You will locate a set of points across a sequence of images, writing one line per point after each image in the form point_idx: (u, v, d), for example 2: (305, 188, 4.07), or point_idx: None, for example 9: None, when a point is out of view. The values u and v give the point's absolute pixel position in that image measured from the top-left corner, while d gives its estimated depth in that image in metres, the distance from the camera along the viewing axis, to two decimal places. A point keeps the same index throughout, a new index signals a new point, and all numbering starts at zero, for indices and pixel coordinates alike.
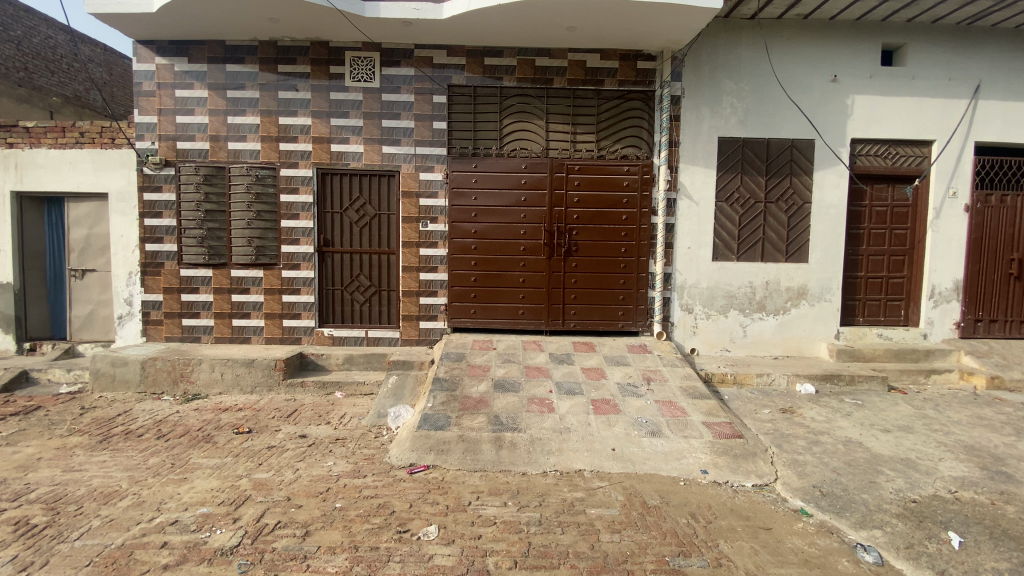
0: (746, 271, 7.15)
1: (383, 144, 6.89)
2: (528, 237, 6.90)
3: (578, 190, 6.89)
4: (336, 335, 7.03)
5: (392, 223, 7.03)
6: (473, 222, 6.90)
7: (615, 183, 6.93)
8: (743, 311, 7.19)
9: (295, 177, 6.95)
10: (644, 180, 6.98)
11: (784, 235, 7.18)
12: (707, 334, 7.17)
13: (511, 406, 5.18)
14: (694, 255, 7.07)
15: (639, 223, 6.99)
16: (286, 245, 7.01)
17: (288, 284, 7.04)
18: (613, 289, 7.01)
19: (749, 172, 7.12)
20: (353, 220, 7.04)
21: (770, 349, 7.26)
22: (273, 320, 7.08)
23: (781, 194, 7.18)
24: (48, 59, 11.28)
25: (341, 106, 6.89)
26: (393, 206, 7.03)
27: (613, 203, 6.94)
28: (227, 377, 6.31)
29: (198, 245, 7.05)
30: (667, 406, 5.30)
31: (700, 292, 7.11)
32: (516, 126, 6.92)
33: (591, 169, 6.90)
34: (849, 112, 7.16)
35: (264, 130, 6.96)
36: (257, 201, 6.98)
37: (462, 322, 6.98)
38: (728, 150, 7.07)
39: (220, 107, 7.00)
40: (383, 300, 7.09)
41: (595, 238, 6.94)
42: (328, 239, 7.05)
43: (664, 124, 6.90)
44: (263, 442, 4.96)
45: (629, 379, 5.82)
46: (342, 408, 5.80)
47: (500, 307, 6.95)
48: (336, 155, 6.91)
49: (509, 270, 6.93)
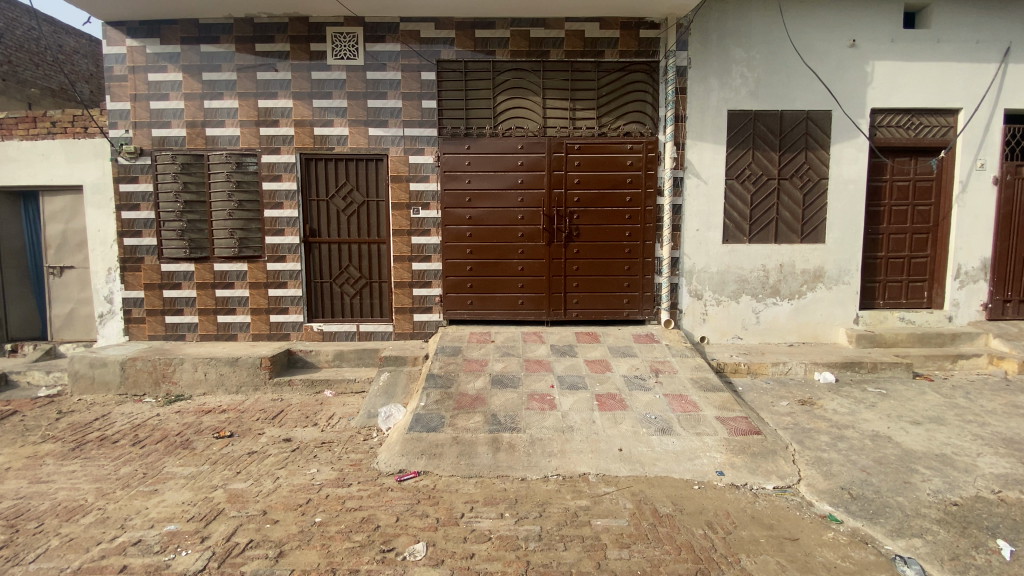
0: (759, 254, 6.72)
1: (369, 127, 6.47)
2: (526, 223, 6.48)
3: (579, 172, 6.43)
4: (326, 329, 6.68)
5: (382, 211, 6.63)
6: (468, 208, 6.49)
7: (618, 163, 6.45)
8: (756, 296, 6.77)
9: (277, 163, 6.56)
10: (649, 158, 6.48)
11: (799, 215, 6.75)
12: (718, 322, 6.76)
13: (509, 404, 4.82)
14: (703, 238, 6.64)
15: (644, 204, 6.52)
16: (270, 236, 6.63)
17: (274, 277, 6.68)
18: (617, 276, 6.58)
19: (761, 147, 6.67)
20: (340, 208, 6.63)
21: (784, 335, 6.85)
22: (259, 316, 6.74)
23: (795, 170, 6.72)
24: (31, 52, 10.89)
25: (323, 86, 6.47)
26: (382, 192, 6.62)
27: (616, 184, 6.46)
28: (211, 377, 5.96)
29: (178, 239, 6.69)
30: (677, 400, 4.93)
31: (709, 277, 6.69)
32: (510, 103, 6.46)
33: (591, 148, 6.42)
34: (868, 81, 6.68)
35: (244, 115, 6.56)
36: (238, 189, 6.60)
37: (458, 314, 6.60)
38: (738, 124, 6.62)
39: (196, 91, 6.59)
40: (374, 292, 6.71)
41: (597, 222, 6.49)
42: (315, 229, 6.67)
43: (670, 97, 6.43)
44: (244, 447, 4.62)
45: (635, 371, 5.44)
46: (330, 409, 5.46)
47: (497, 298, 6.56)
48: (320, 139, 6.50)
49: (507, 259, 6.53)
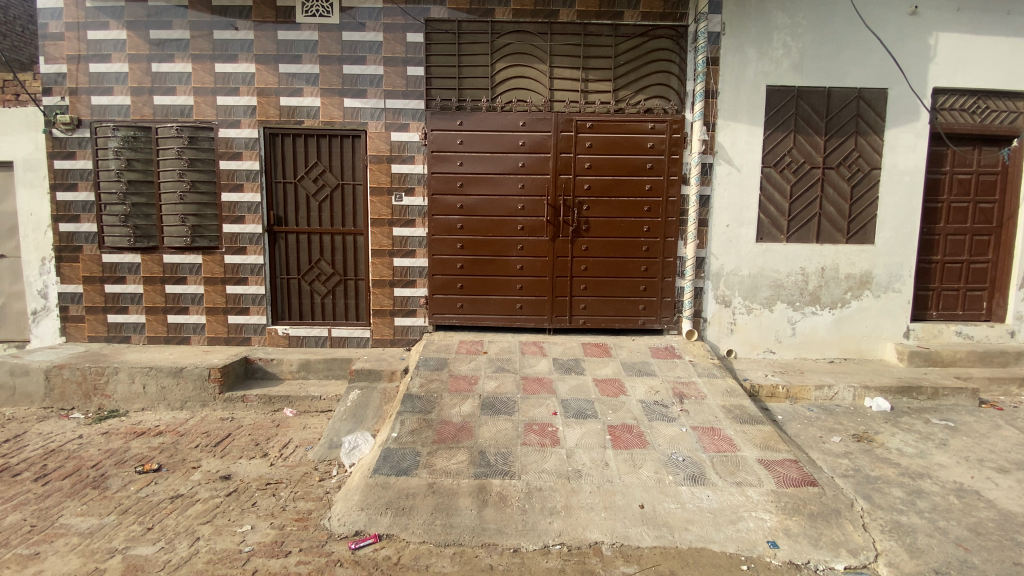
0: (797, 255, 5.78)
1: (344, 97, 5.49)
2: (526, 214, 5.52)
3: (590, 154, 5.46)
4: (293, 334, 5.76)
5: (358, 196, 5.66)
6: (459, 194, 5.53)
7: (637, 145, 5.48)
8: (793, 304, 5.83)
9: (236, 139, 5.60)
10: (673, 140, 5.51)
11: (845, 210, 5.79)
12: (747, 333, 5.82)
13: (501, 437, 3.89)
14: (733, 235, 5.69)
15: (667, 194, 5.54)
16: (229, 224, 5.69)
17: (233, 272, 5.74)
18: (632, 278, 5.63)
19: (804, 130, 5.70)
20: (310, 191, 5.66)
21: (824, 350, 5.91)
22: (215, 316, 5.81)
23: (843, 158, 5.75)
24: None
25: (291, 48, 5.50)
26: (359, 174, 5.64)
27: (634, 170, 5.50)
28: (150, 390, 5.05)
29: (121, 225, 5.75)
30: (708, 436, 4.01)
31: (739, 281, 5.75)
32: (510, 72, 5.47)
33: (606, 126, 5.45)
34: (930, 55, 5.69)
35: (198, 81, 5.58)
36: (190, 168, 5.64)
37: (446, 319, 5.67)
38: (778, 102, 5.65)
39: (143, 52, 5.61)
40: (349, 291, 5.76)
41: (611, 214, 5.53)
42: (280, 216, 5.72)
43: (699, 68, 5.45)
44: (169, 488, 3.72)
45: (655, 396, 4.52)
46: (287, 434, 4.54)
47: (491, 301, 5.63)
48: (286, 111, 5.54)
49: (503, 256, 5.58)
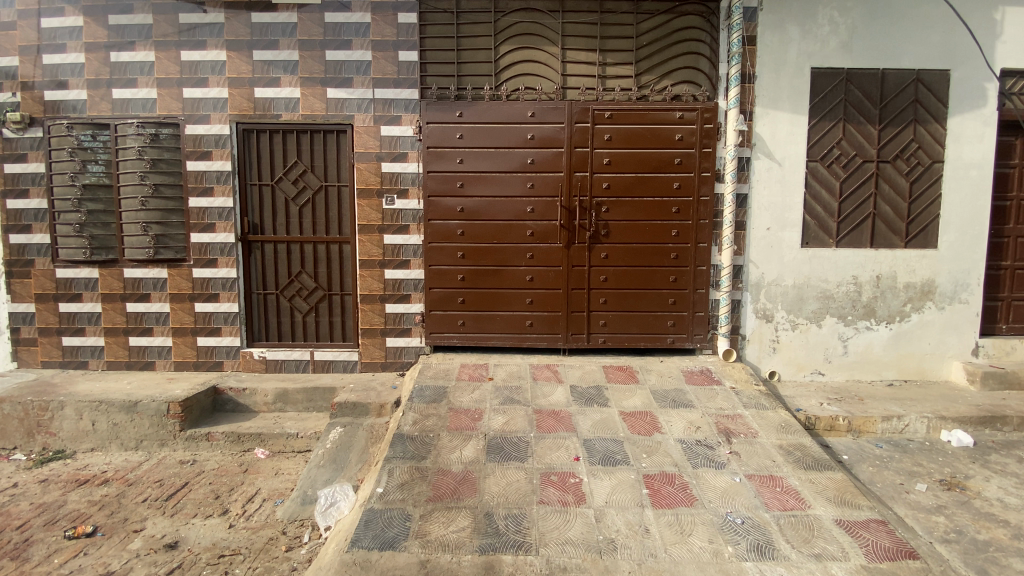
0: (848, 262, 5.02)
1: (327, 86, 4.80)
2: (536, 217, 4.79)
3: (609, 149, 4.73)
4: (271, 357, 5.05)
5: (344, 199, 4.94)
6: (459, 196, 4.81)
7: (663, 137, 4.74)
8: (844, 319, 5.06)
9: (205, 136, 4.92)
10: (705, 131, 4.77)
11: (903, 210, 5.04)
12: (792, 352, 5.07)
13: (513, 493, 3.14)
14: (775, 240, 4.94)
15: (698, 194, 4.80)
16: (197, 233, 4.98)
17: (202, 287, 5.03)
18: (659, 291, 4.87)
19: (854, 118, 4.97)
20: (289, 195, 4.96)
21: (880, 371, 5.14)
22: (183, 338, 5.10)
23: (899, 149, 5.01)
24: None
25: (267, 32, 4.83)
26: (345, 175, 4.93)
27: (660, 166, 4.75)
28: (101, 428, 4.32)
29: (76, 235, 5.05)
30: (769, 488, 3.25)
31: (781, 293, 5.00)
32: (517, 55, 4.76)
33: (627, 116, 4.72)
34: (998, 32, 4.96)
35: (161, 70, 4.91)
36: (153, 169, 4.95)
37: (446, 339, 4.93)
38: (825, 86, 4.92)
39: (99, 39, 4.93)
40: (334, 308, 5.03)
41: (634, 217, 4.79)
42: (256, 223, 5.01)
43: (734, 49, 4.74)
44: (99, 563, 2.98)
45: (696, 434, 3.75)
46: (255, 483, 3.80)
47: (497, 318, 4.89)
48: (262, 104, 4.86)
49: (511, 266, 4.85)
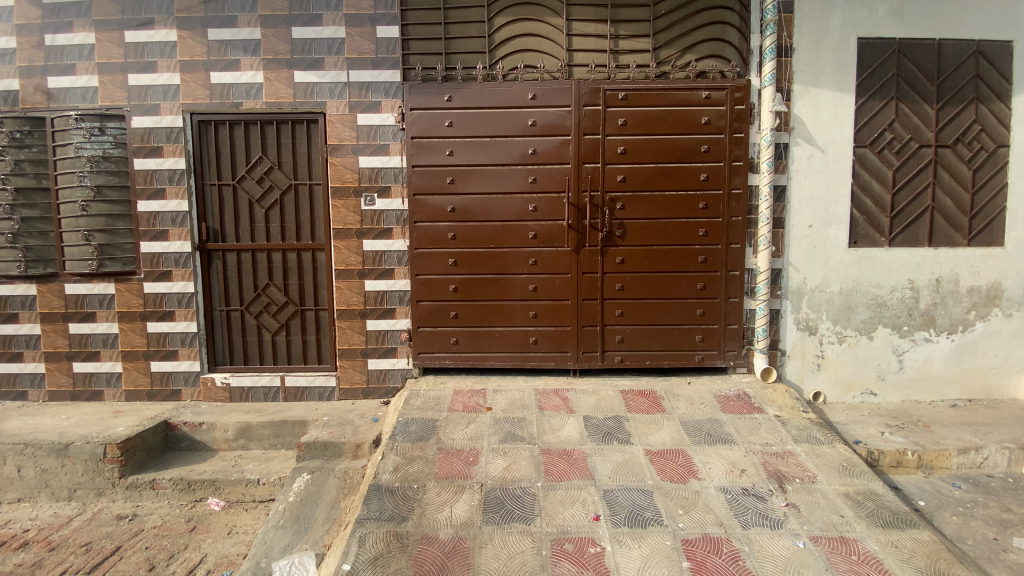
0: (903, 263, 4.32)
1: (293, 68, 4.12)
2: (540, 217, 4.10)
3: (624, 135, 4.05)
4: (235, 384, 4.36)
5: (316, 200, 4.25)
6: (450, 193, 4.12)
7: (688, 121, 4.05)
8: (899, 330, 4.36)
9: (155, 129, 4.24)
10: (736, 113, 4.09)
11: (965, 202, 4.34)
12: (838, 369, 4.38)
13: (516, 570, 2.46)
14: (818, 239, 4.25)
15: (729, 187, 4.11)
16: (147, 242, 4.30)
17: (155, 304, 4.35)
18: (685, 300, 4.17)
19: (907, 97, 4.28)
20: (253, 195, 4.26)
21: (941, 390, 4.43)
22: (135, 364, 4.42)
23: (960, 132, 4.31)
24: None
25: (223, 7, 4.15)
26: (318, 171, 4.24)
27: (684, 155, 4.07)
28: (28, 476, 3.69)
29: (9, 247, 4.39)
30: (841, 555, 2.56)
31: (825, 301, 4.31)
32: (514, 28, 4.07)
33: (645, 97, 4.04)
34: None
35: (103, 55, 4.25)
36: (95, 169, 4.28)
37: (437, 361, 4.23)
38: (874, 60, 4.23)
39: (32, 20, 4.27)
40: (307, 326, 4.34)
41: (654, 215, 4.10)
42: (215, 229, 4.32)
43: (768, 17, 4.06)
44: None
45: (741, 480, 3.06)
46: (201, 547, 3.16)
47: (496, 335, 4.20)
48: (219, 90, 4.18)
49: (511, 274, 4.16)
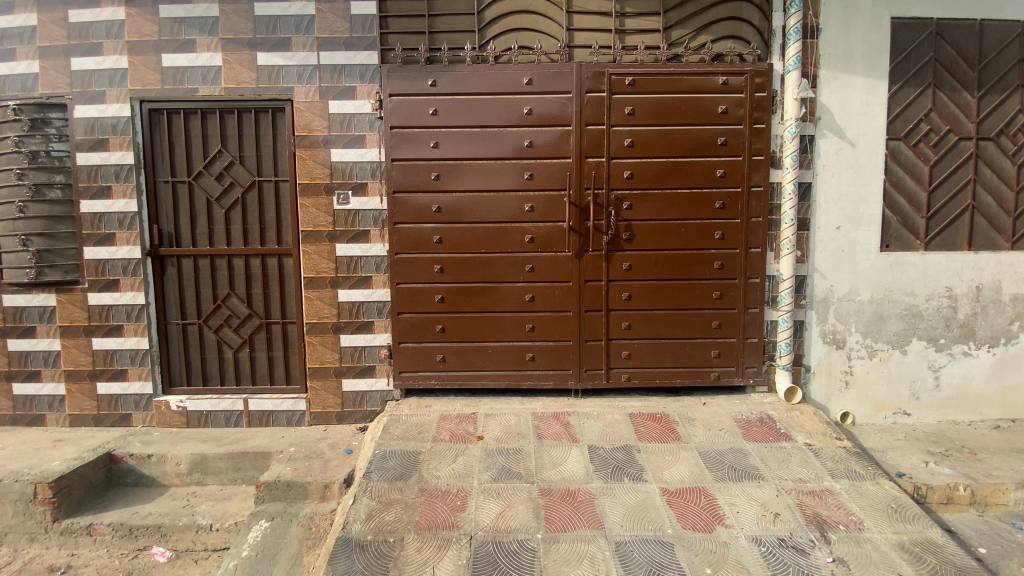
0: (940, 270, 3.89)
1: (256, 49, 3.62)
2: (536, 218, 3.63)
3: (631, 126, 3.58)
4: (193, 408, 3.85)
5: (284, 199, 3.76)
6: (434, 192, 3.63)
7: (703, 110, 3.59)
8: (935, 343, 3.93)
9: (101, 121, 3.71)
10: (756, 101, 3.63)
11: (1007, 201, 3.92)
12: (868, 387, 3.94)
13: None
14: (847, 242, 3.81)
15: (749, 183, 3.65)
16: (91, 247, 3.78)
17: (101, 318, 3.83)
18: (699, 311, 3.71)
19: (944, 84, 3.85)
20: (212, 194, 3.76)
21: (981, 409, 4.00)
22: (80, 385, 3.91)
23: (1002, 123, 3.89)
24: None
25: None
26: (285, 167, 3.75)
27: (699, 148, 3.61)
28: None
29: None
30: None
31: (855, 311, 3.87)
32: (507, 4, 3.59)
33: (655, 82, 3.57)
34: None
35: (45, 38, 3.71)
36: (32, 165, 3.76)
37: (421, 381, 3.74)
38: (908, 43, 3.79)
39: None
40: (274, 341, 3.85)
41: (665, 215, 3.64)
42: (169, 232, 3.81)
43: None
44: None
45: (776, 528, 2.61)
46: None
47: (487, 351, 3.71)
48: (172, 75, 3.66)
49: (504, 282, 3.68)
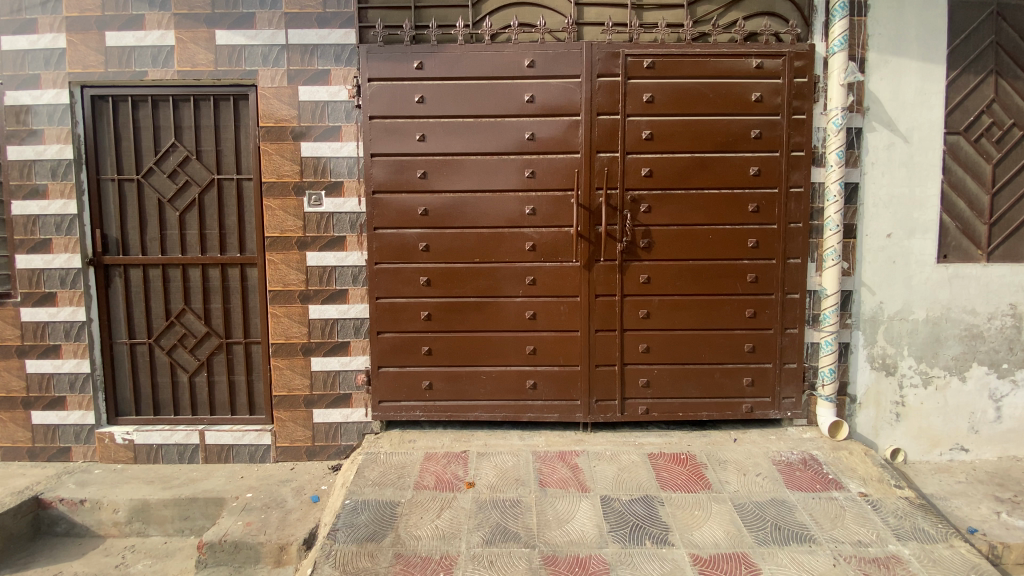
0: (1005, 284, 3.36)
1: (214, 27, 3.12)
2: (539, 223, 3.12)
3: (649, 116, 3.07)
4: (141, 442, 3.33)
5: (246, 200, 3.25)
6: (420, 192, 3.12)
7: (733, 98, 3.08)
8: (998, 369, 3.40)
9: (34, 107, 3.20)
10: (795, 87, 3.11)
11: None
12: (922, 419, 3.40)
13: None
14: (898, 252, 3.28)
15: (787, 183, 3.13)
16: (24, 255, 3.27)
17: (35, 337, 3.32)
18: (728, 332, 3.19)
19: (1009, 70, 3.33)
20: (164, 194, 3.26)
21: None
22: (11, 415, 3.38)
23: None
24: None
25: None
26: (248, 163, 3.24)
27: (728, 142, 3.09)
28: None
29: None
30: None
31: (906, 332, 3.34)
32: None
33: (678, 65, 3.06)
34: None
35: None
36: None
37: (403, 413, 3.21)
38: (968, 22, 3.28)
39: None
40: (235, 364, 3.34)
41: (689, 220, 3.12)
42: (114, 238, 3.30)
43: None
44: None
45: None
46: None
47: (481, 377, 3.19)
48: (116, 56, 3.16)
49: (501, 297, 3.16)
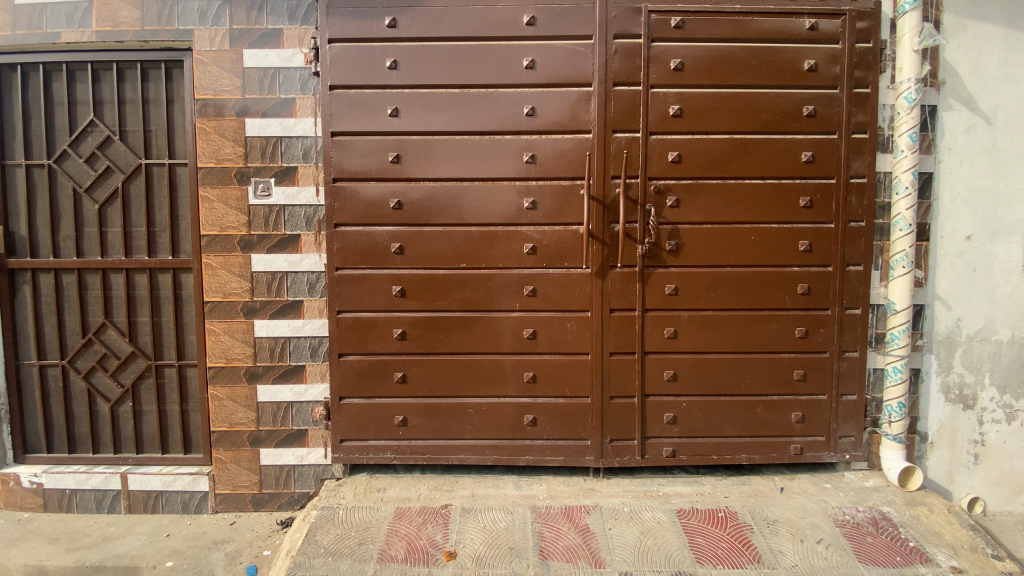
0: None
1: None
2: (540, 220, 2.51)
3: (678, 87, 2.48)
4: (49, 487, 2.70)
5: (181, 191, 2.66)
6: (394, 181, 2.52)
7: (781, 66, 2.49)
8: None
9: None
10: (857, 54, 2.52)
11: None
12: (1007, 463, 2.77)
13: None
14: (980, 258, 2.68)
15: (846, 172, 2.53)
16: None
17: None
18: (773, 356, 2.58)
19: None
20: (80, 184, 2.67)
21: None
22: None
23: None
24: None
25: None
26: (183, 145, 2.65)
27: (775, 121, 2.50)
28: None
29: None
30: None
31: (989, 356, 2.72)
32: None
33: (713, 25, 2.47)
34: None
35: None
36: None
37: (371, 455, 2.59)
38: None
39: None
40: (167, 392, 2.73)
41: (726, 217, 2.51)
42: (19, 237, 2.69)
43: None
44: None
45: None
46: None
47: (468, 411, 2.58)
48: (24, 15, 2.54)
49: (493, 311, 2.56)
